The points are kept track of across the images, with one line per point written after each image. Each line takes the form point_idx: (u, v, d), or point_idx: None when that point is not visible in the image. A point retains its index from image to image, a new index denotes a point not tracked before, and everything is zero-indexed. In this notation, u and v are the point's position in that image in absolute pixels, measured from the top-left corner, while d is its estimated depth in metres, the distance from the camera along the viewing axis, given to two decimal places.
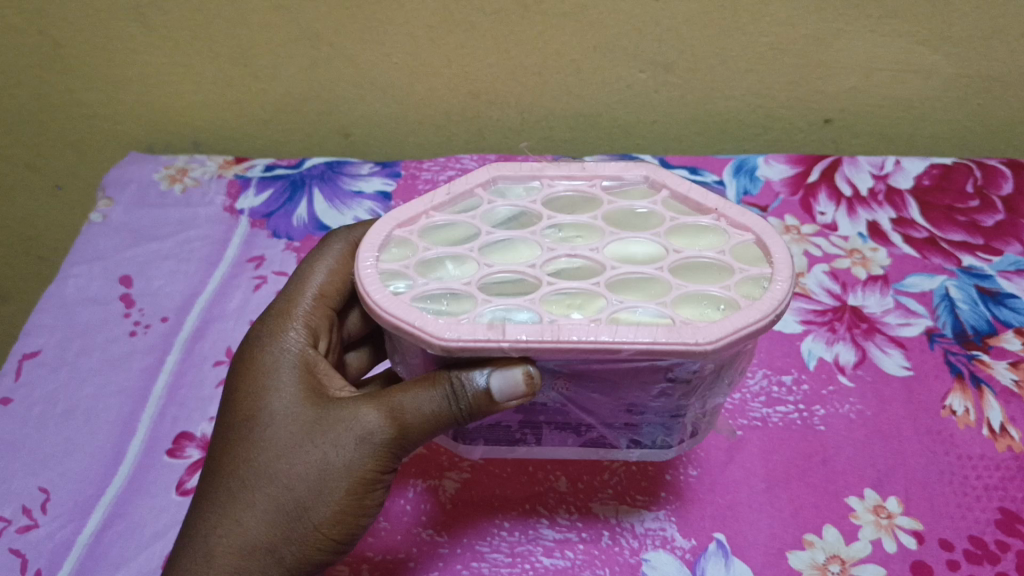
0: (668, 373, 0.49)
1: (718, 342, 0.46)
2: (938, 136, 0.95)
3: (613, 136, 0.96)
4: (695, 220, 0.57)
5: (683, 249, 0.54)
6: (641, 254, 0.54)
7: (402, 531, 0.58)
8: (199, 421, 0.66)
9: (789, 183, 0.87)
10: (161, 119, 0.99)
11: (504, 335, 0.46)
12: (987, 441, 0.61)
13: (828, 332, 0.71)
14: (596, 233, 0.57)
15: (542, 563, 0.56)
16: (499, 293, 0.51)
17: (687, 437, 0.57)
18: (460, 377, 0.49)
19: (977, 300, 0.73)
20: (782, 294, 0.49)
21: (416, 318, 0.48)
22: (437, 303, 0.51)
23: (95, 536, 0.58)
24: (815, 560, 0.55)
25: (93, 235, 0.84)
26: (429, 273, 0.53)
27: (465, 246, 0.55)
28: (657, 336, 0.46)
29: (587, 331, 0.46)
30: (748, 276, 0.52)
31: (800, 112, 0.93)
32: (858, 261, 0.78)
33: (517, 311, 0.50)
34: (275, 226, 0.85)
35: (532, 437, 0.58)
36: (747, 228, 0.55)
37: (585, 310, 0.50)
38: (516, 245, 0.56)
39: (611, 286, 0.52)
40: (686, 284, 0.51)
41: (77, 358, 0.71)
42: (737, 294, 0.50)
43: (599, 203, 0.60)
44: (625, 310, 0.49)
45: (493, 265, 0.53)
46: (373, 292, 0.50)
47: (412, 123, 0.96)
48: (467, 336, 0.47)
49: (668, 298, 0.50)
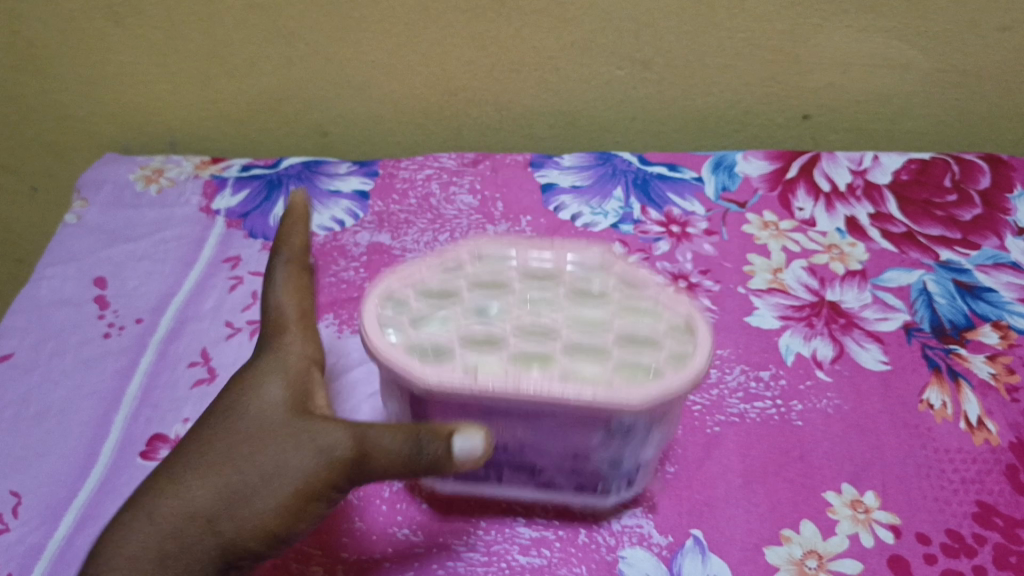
0: (609, 426, 0.49)
1: (643, 401, 0.46)
2: (916, 131, 0.95)
3: (591, 134, 0.96)
4: (637, 292, 0.56)
5: (625, 321, 0.54)
6: (588, 320, 0.54)
7: (378, 531, 0.57)
8: (173, 423, 0.65)
9: (768, 179, 0.87)
10: (136, 119, 0.99)
11: (471, 382, 0.47)
12: (964, 434, 0.61)
13: (805, 327, 0.70)
14: (552, 301, 0.56)
15: (519, 561, 0.55)
16: (472, 343, 0.52)
17: (626, 485, 0.57)
18: (425, 403, 0.49)
19: (955, 294, 0.73)
20: (706, 359, 0.49)
21: (401, 358, 0.49)
22: (423, 352, 0.51)
23: (66, 539, 0.57)
24: (792, 555, 0.54)
25: (67, 236, 0.83)
26: (414, 320, 0.54)
27: (451, 305, 0.55)
28: (594, 393, 0.46)
29: (538, 382, 0.47)
30: (676, 350, 0.51)
31: (778, 108, 0.93)
32: (836, 256, 0.78)
33: (487, 365, 0.50)
34: (252, 226, 0.84)
35: (495, 475, 0.56)
36: (684, 303, 0.54)
37: (542, 367, 0.50)
38: (495, 298, 0.56)
39: (566, 348, 0.52)
40: (625, 353, 0.51)
41: (50, 360, 0.71)
42: (664, 362, 0.50)
43: (557, 277, 0.58)
44: (570, 371, 0.50)
45: (474, 321, 0.53)
46: (368, 332, 0.50)
47: (389, 122, 0.96)
48: (446, 379, 0.47)
49: (608, 365, 0.50)
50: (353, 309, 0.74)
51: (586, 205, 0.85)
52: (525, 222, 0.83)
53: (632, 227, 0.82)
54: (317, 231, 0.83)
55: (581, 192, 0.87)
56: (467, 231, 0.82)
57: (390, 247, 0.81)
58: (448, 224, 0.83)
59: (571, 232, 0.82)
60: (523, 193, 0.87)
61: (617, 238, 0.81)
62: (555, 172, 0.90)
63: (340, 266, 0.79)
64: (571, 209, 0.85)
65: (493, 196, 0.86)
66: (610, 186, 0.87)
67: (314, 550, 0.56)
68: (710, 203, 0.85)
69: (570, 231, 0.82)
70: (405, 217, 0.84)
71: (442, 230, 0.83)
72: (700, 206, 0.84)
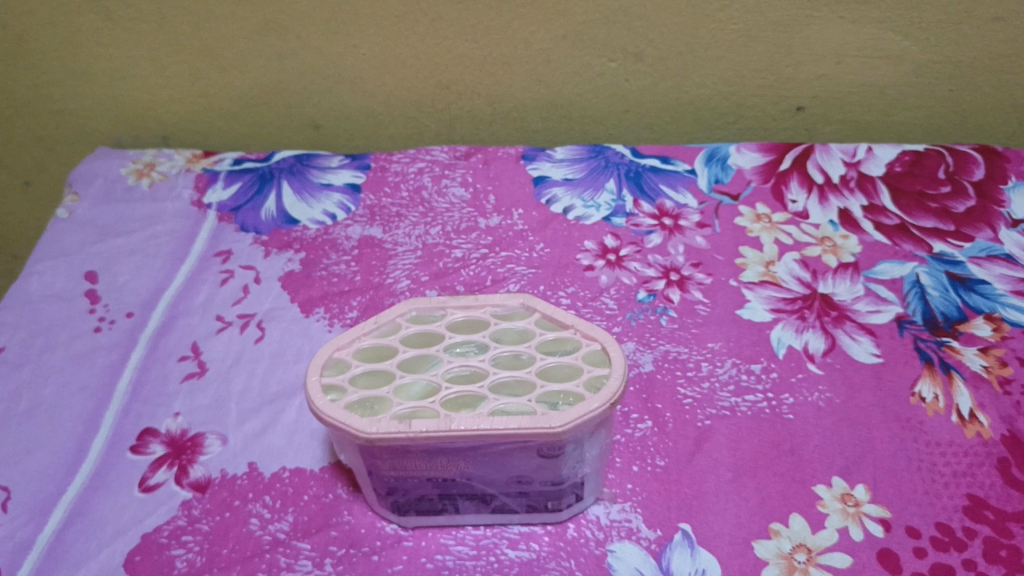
0: (539, 449, 0.52)
1: (568, 424, 0.51)
2: (911, 123, 0.94)
3: (584, 127, 0.96)
4: (555, 334, 0.58)
5: (546, 355, 0.57)
6: (512, 359, 0.57)
7: (367, 524, 0.57)
8: (163, 417, 0.65)
9: (761, 171, 0.86)
10: (128, 114, 0.98)
11: (410, 428, 0.51)
12: (956, 427, 0.61)
13: (797, 320, 0.70)
14: (480, 345, 0.58)
15: (507, 555, 0.55)
16: (407, 385, 0.55)
17: (574, 500, 0.56)
18: (373, 447, 0.52)
19: (949, 286, 0.72)
20: (618, 384, 0.53)
21: (342, 415, 0.52)
22: (362, 406, 0.54)
23: (55, 535, 0.57)
24: (781, 548, 0.54)
25: (59, 231, 0.83)
26: (348, 373, 0.56)
27: (385, 360, 0.57)
28: (521, 423, 0.51)
29: (471, 421, 0.51)
30: (594, 375, 0.55)
31: (772, 100, 0.92)
32: (829, 249, 0.77)
33: (422, 413, 0.53)
34: (243, 220, 0.84)
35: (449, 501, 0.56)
36: (595, 338, 0.57)
37: (472, 407, 0.53)
38: (428, 338, 0.59)
39: (493, 387, 0.54)
40: (549, 383, 0.54)
41: (40, 355, 0.71)
42: (582, 388, 0.54)
43: (485, 323, 0.60)
44: (500, 408, 0.53)
45: (405, 374, 0.56)
46: (315, 399, 0.54)
47: (382, 116, 0.95)
48: (383, 429, 0.51)
49: (532, 395, 0.54)
50: (344, 303, 0.74)
51: (578, 198, 0.85)
52: (517, 215, 0.83)
53: (625, 220, 0.82)
54: (309, 225, 0.83)
55: (573, 185, 0.87)
56: (459, 225, 0.82)
57: (381, 240, 0.81)
58: (439, 218, 0.83)
59: (563, 225, 0.82)
60: (516, 186, 0.86)
61: (609, 231, 0.81)
62: (547, 165, 0.89)
63: (331, 260, 0.79)
64: (563, 202, 0.84)
65: (485, 188, 0.86)
66: (603, 179, 0.87)
67: (274, 562, 0.55)
68: (703, 195, 0.84)
69: (562, 224, 0.82)
70: (396, 210, 0.84)
71: (433, 223, 0.82)
72: (692, 199, 0.84)
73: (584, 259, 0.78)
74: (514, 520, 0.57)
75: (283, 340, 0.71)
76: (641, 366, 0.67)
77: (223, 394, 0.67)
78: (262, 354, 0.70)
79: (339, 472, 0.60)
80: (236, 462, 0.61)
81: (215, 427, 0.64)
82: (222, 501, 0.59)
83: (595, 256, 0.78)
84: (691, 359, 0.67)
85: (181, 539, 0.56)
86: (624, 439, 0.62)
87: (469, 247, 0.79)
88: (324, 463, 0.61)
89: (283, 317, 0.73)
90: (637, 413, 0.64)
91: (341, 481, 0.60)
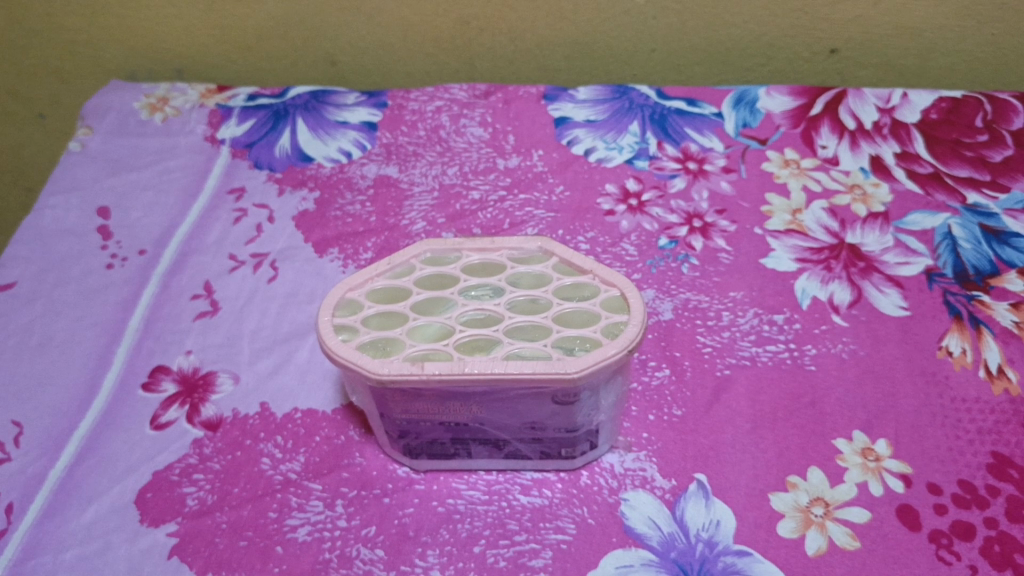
0: (554, 395, 0.51)
1: (583, 370, 0.49)
2: (949, 68, 0.91)
3: (608, 66, 0.93)
4: (573, 280, 0.57)
5: (563, 301, 0.55)
6: (528, 304, 0.56)
7: (378, 467, 0.57)
8: (176, 355, 0.64)
9: (791, 116, 0.84)
10: (142, 46, 0.96)
11: (422, 370, 0.50)
12: (983, 383, 0.59)
13: (823, 270, 0.68)
14: (496, 289, 0.57)
15: (519, 501, 0.54)
16: (421, 327, 0.54)
17: (588, 448, 0.55)
18: (384, 388, 0.52)
19: (981, 238, 0.70)
20: (635, 332, 0.51)
21: (355, 356, 0.51)
22: (374, 348, 0.53)
23: (67, 470, 0.57)
24: (798, 502, 0.53)
25: (72, 164, 0.82)
26: (360, 314, 0.55)
27: (399, 302, 0.56)
28: (536, 368, 0.49)
29: (484, 365, 0.50)
30: (612, 322, 0.53)
31: (805, 42, 0.89)
32: (859, 197, 0.75)
33: (436, 356, 0.52)
34: (257, 156, 0.83)
35: (462, 446, 0.55)
36: (614, 285, 0.56)
37: (487, 351, 0.52)
38: (442, 280, 0.58)
39: (508, 332, 0.53)
40: (565, 328, 0.53)
41: (52, 290, 0.70)
42: (599, 334, 0.52)
43: (502, 267, 0.59)
44: (515, 353, 0.52)
45: (419, 317, 0.55)
46: (328, 339, 0.53)
47: (401, 51, 0.93)
48: (396, 370, 0.50)
49: (547, 340, 0.52)
50: (359, 244, 0.72)
51: (600, 139, 0.83)
52: (537, 156, 0.81)
53: (648, 163, 0.80)
54: (324, 163, 0.81)
55: (595, 126, 0.84)
56: (477, 165, 0.80)
57: (397, 180, 0.79)
58: (457, 158, 0.81)
59: (584, 167, 0.79)
60: (537, 126, 0.84)
61: (631, 174, 0.79)
62: (569, 105, 0.87)
63: (346, 200, 0.77)
64: (585, 143, 0.82)
65: (505, 128, 0.84)
66: (626, 121, 0.85)
67: (283, 504, 0.54)
68: (730, 139, 0.82)
69: (583, 166, 0.80)
70: (413, 149, 0.83)
71: (450, 163, 0.81)
72: (718, 143, 0.82)
73: (604, 203, 0.76)
74: (527, 466, 0.56)
75: (296, 281, 0.70)
76: (660, 314, 0.66)
77: (235, 334, 0.66)
78: (275, 294, 0.69)
79: (351, 414, 0.60)
80: (247, 401, 0.61)
81: (227, 365, 0.63)
82: (233, 440, 0.58)
83: (617, 201, 0.76)
84: (713, 308, 0.66)
85: (192, 477, 0.56)
86: (641, 387, 0.61)
87: (487, 188, 0.77)
88: (336, 405, 0.60)
89: (297, 257, 0.72)
90: (655, 361, 0.62)
91: (353, 424, 0.59)
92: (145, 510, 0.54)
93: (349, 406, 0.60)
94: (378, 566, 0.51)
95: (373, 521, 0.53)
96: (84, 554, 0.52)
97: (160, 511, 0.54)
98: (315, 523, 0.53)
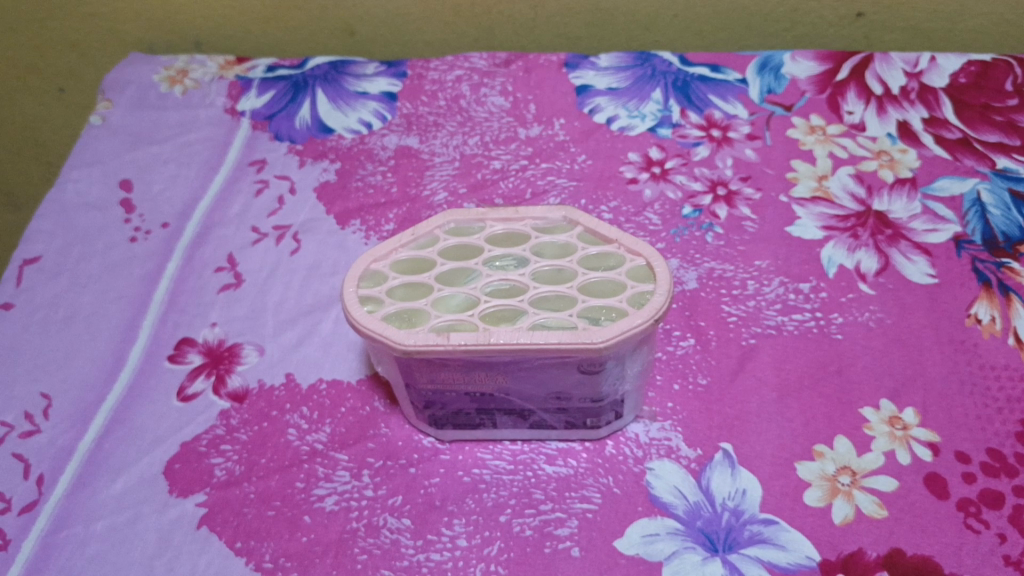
0: (580, 365, 0.51)
1: (610, 340, 0.49)
2: (978, 32, 0.89)
3: (630, 33, 0.92)
4: (598, 250, 0.56)
5: (589, 271, 0.55)
6: (552, 274, 0.55)
7: (404, 437, 0.57)
8: (200, 327, 0.65)
9: (816, 82, 0.82)
10: (161, 18, 0.96)
11: (448, 341, 0.50)
12: (1012, 350, 0.58)
13: (850, 238, 0.67)
14: (520, 260, 0.56)
15: (544, 471, 0.54)
16: (446, 298, 0.54)
17: (613, 418, 0.55)
18: (410, 359, 0.51)
19: (1011, 204, 0.69)
20: (662, 301, 0.51)
21: (381, 327, 0.51)
22: (399, 320, 0.53)
23: (96, 441, 0.57)
24: (825, 470, 0.53)
25: (92, 138, 0.82)
26: (383, 285, 0.55)
27: (423, 273, 0.56)
28: (563, 338, 0.49)
29: (510, 335, 0.50)
30: (638, 292, 0.53)
31: (830, 6, 0.88)
32: (886, 163, 0.74)
33: (461, 326, 0.52)
34: (278, 128, 0.82)
35: (487, 415, 0.55)
36: (639, 254, 0.55)
37: (512, 322, 0.52)
38: (466, 251, 0.58)
39: (533, 303, 0.53)
40: (590, 298, 0.53)
41: (77, 264, 0.70)
42: (626, 305, 0.52)
43: (526, 238, 0.58)
44: (540, 324, 0.51)
45: (444, 287, 0.54)
46: (354, 309, 0.53)
47: (419, 20, 0.92)
48: (422, 341, 0.50)
49: (573, 310, 0.52)
50: (380, 215, 0.72)
51: (622, 108, 0.82)
52: (558, 125, 0.80)
53: (671, 132, 0.79)
54: (344, 135, 0.81)
55: (617, 94, 0.83)
56: (498, 135, 0.80)
57: (418, 150, 0.79)
58: (477, 127, 0.80)
59: (606, 136, 0.79)
60: (557, 95, 0.83)
61: (654, 142, 0.78)
62: (591, 73, 0.86)
63: (367, 171, 0.77)
64: (607, 112, 0.81)
65: (526, 97, 0.83)
66: (649, 89, 0.84)
67: (309, 476, 0.54)
68: (754, 106, 0.81)
69: (605, 135, 0.79)
70: (433, 119, 0.82)
71: (471, 133, 0.80)
72: (742, 110, 0.81)
73: (627, 172, 0.75)
74: (551, 436, 0.56)
75: (318, 253, 0.70)
76: (685, 284, 0.65)
77: (259, 306, 0.66)
78: (298, 265, 0.69)
79: (376, 385, 0.60)
80: (273, 372, 0.61)
81: (252, 337, 0.64)
82: (259, 411, 0.59)
83: (639, 169, 0.75)
84: (737, 277, 0.65)
85: (220, 448, 0.57)
86: (665, 356, 0.61)
87: (509, 158, 0.77)
88: (360, 376, 0.61)
89: (319, 229, 0.72)
90: (679, 331, 0.62)
91: (377, 395, 0.59)
92: (174, 481, 0.55)
93: (373, 377, 0.61)
94: (405, 535, 0.51)
95: (399, 491, 0.54)
96: (115, 525, 0.53)
97: (188, 481, 0.55)
98: (341, 493, 0.53)
